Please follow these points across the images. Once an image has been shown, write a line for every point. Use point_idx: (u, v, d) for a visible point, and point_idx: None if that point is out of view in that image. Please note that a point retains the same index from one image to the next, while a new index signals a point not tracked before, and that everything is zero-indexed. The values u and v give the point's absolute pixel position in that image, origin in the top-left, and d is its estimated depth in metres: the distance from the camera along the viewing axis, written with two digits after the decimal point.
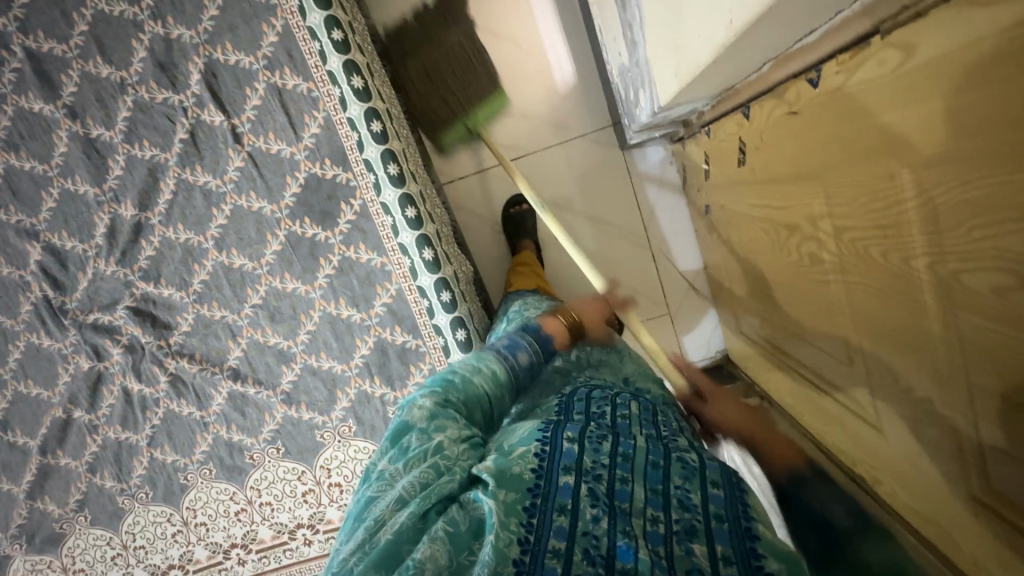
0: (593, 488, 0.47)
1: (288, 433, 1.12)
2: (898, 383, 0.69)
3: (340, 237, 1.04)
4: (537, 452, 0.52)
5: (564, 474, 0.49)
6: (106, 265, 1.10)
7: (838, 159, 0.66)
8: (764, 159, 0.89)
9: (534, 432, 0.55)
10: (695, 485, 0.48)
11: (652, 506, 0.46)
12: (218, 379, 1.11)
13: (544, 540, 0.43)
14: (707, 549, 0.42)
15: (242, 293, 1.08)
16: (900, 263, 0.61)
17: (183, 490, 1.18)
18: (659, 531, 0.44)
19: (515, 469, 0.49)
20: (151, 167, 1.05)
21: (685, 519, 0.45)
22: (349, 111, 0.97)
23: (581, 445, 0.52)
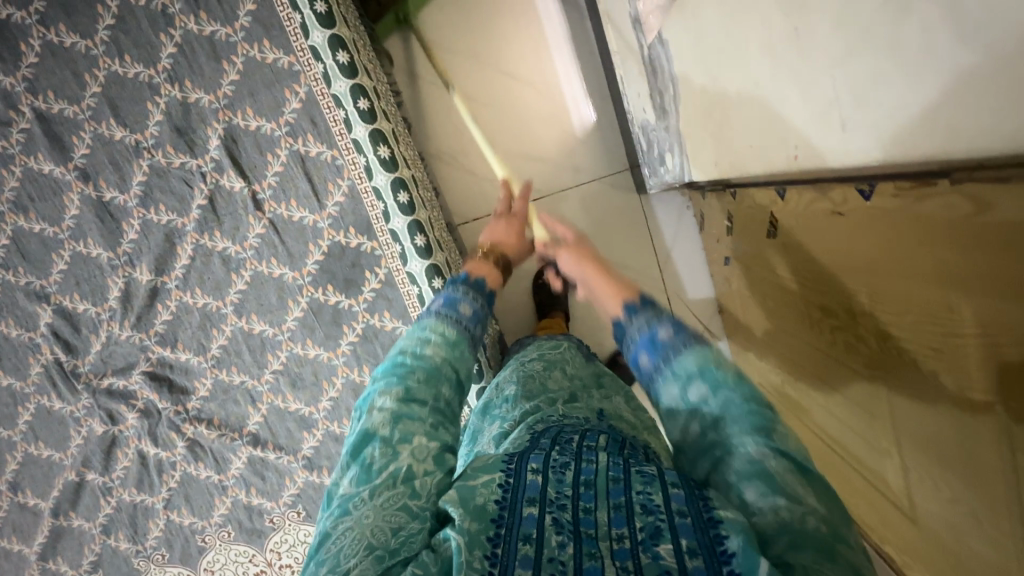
0: (558, 517, 0.45)
1: (309, 497, 1.11)
2: (941, 491, 0.69)
3: (364, 305, 1.02)
4: (500, 479, 0.49)
5: (527, 505, 0.46)
6: (121, 329, 1.07)
7: (889, 272, 0.65)
8: (798, 240, 0.88)
9: (497, 460, 0.52)
10: (655, 488, 0.48)
11: (617, 524, 0.44)
12: (237, 444, 1.09)
13: (510, 569, 0.41)
14: (673, 547, 0.42)
15: (262, 359, 1.06)
16: (954, 389, 0.60)
17: (201, 552, 1.16)
18: (625, 547, 0.42)
19: (478, 500, 0.47)
20: (167, 232, 1.02)
21: (648, 523, 0.44)
22: (375, 179, 0.95)
23: (546, 471, 0.50)
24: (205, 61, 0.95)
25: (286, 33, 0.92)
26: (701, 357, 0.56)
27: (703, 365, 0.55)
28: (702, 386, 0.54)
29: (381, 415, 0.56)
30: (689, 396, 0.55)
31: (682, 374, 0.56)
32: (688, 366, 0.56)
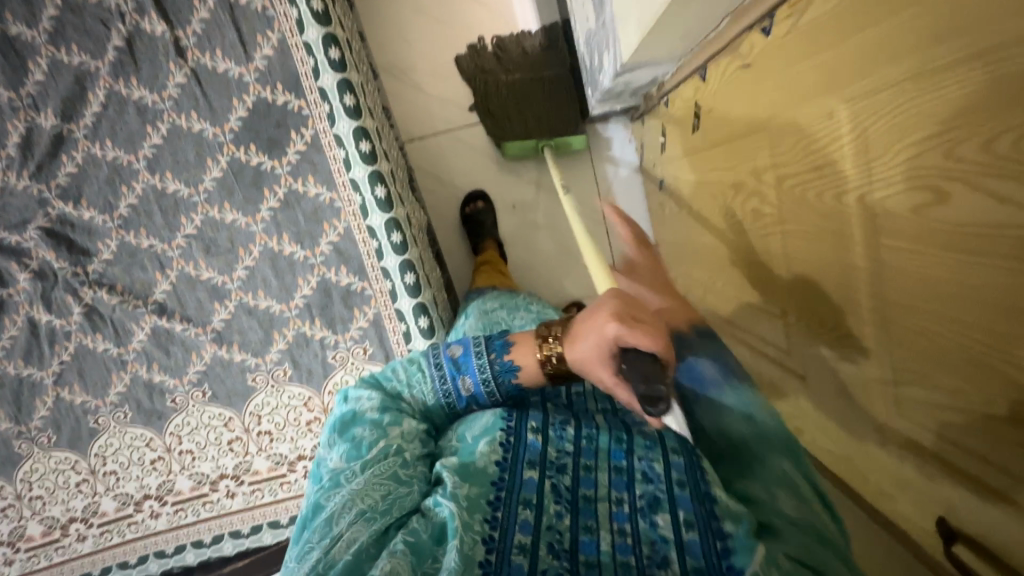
0: (557, 484, 0.53)
1: (216, 376, 1.05)
2: (825, 327, 0.73)
3: (288, 168, 0.99)
4: (501, 441, 0.58)
5: (529, 471, 0.54)
6: (18, 180, 0.99)
7: (781, 104, 0.70)
8: (715, 120, 0.92)
9: (499, 424, 0.61)
10: (658, 454, 0.55)
11: (616, 489, 0.52)
12: (141, 313, 1.03)
13: (509, 535, 0.47)
14: (670, 518, 0.47)
15: (174, 222, 1.01)
16: (833, 203, 0.64)
17: (93, 435, 1.08)
18: (622, 511, 0.49)
19: (482, 468, 0.55)
20: (78, 75, 0.96)
21: (647, 493, 0.50)
22: (306, 33, 0.90)
23: (546, 437, 0.59)
24: None
25: None
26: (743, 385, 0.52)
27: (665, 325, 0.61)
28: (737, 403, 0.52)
29: (369, 402, 0.64)
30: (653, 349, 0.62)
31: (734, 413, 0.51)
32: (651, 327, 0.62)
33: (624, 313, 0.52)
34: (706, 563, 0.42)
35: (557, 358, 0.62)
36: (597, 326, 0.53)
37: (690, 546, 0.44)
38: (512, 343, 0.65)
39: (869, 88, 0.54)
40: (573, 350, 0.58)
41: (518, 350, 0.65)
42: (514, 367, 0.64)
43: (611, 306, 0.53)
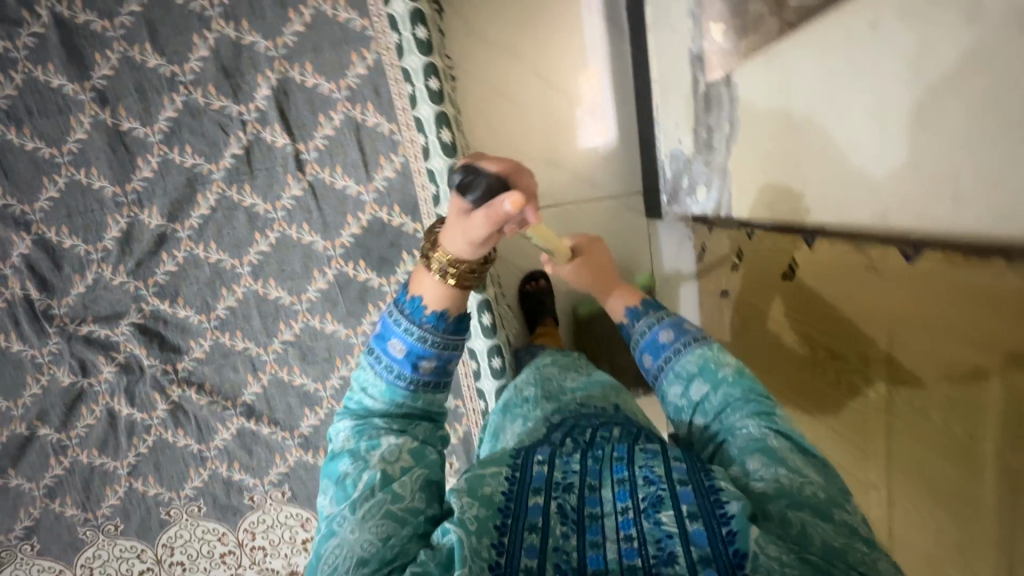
0: (563, 503, 0.46)
1: (298, 477, 1.06)
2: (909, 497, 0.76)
3: (395, 286, 0.99)
4: (507, 474, 0.50)
5: (533, 495, 0.47)
6: (112, 273, 0.97)
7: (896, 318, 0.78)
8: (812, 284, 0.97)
9: (505, 456, 0.53)
10: (658, 460, 0.49)
11: (621, 498, 0.47)
12: (229, 414, 1.02)
13: (516, 559, 0.42)
14: (674, 513, 0.44)
15: (273, 328, 1.00)
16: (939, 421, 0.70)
17: (162, 525, 1.07)
18: (629, 517, 0.45)
19: (486, 489, 0.47)
20: (190, 177, 0.94)
21: (651, 493, 0.46)
22: (431, 162, 0.93)
23: (552, 463, 0.51)
24: (269, 4, 0.88)
25: None
26: (701, 355, 0.60)
27: (701, 365, 0.59)
28: (702, 385, 0.58)
29: (348, 435, 0.53)
30: (692, 393, 0.59)
31: (683, 374, 0.60)
32: (688, 366, 0.60)
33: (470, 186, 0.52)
34: (714, 551, 0.41)
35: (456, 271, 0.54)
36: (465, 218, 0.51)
37: (695, 536, 0.42)
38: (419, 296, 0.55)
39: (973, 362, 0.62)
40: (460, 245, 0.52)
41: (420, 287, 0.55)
42: (424, 302, 0.54)
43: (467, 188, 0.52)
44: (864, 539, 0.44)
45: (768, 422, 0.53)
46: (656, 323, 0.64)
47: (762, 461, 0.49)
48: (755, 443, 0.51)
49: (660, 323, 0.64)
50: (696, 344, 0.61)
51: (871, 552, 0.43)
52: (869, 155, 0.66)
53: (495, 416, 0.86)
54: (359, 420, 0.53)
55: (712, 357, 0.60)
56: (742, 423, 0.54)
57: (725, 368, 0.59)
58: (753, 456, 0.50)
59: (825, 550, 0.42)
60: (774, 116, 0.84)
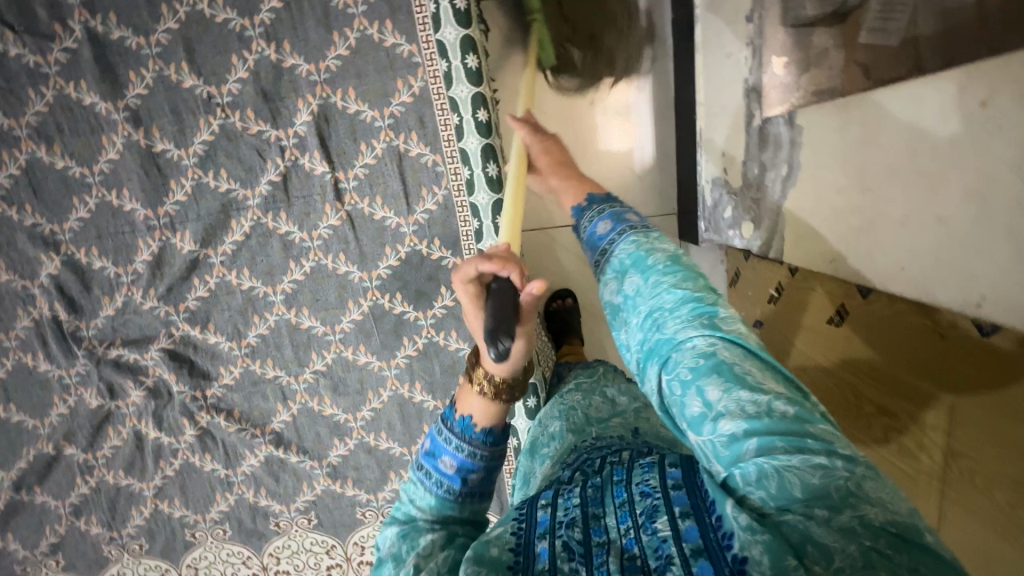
0: (569, 540, 0.41)
1: (325, 506, 1.04)
2: None
3: (431, 320, 0.96)
4: (511, 527, 0.45)
5: (539, 540, 0.42)
6: (143, 297, 0.94)
7: None
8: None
9: (511, 511, 0.47)
10: (655, 470, 0.45)
11: (623, 519, 0.41)
12: (257, 442, 1.00)
13: None
14: (667, 518, 0.39)
15: (304, 357, 0.97)
16: None
17: (187, 547, 1.06)
18: (631, 535, 0.40)
19: (492, 551, 0.42)
20: (225, 202, 0.91)
21: (646, 503, 0.41)
22: (475, 197, 0.90)
23: (554, 504, 0.46)
24: (312, 26, 0.84)
25: (413, 19, 0.83)
26: (633, 243, 0.56)
27: (635, 259, 0.54)
28: (635, 277, 0.53)
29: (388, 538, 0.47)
30: (626, 289, 0.53)
31: (619, 268, 0.55)
32: (623, 260, 0.55)
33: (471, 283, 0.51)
34: (705, 543, 0.36)
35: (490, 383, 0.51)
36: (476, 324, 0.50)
37: (686, 533, 0.37)
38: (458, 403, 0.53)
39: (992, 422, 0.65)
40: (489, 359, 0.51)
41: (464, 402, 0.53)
42: (472, 420, 0.51)
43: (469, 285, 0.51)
44: (842, 457, 0.37)
45: (717, 329, 0.45)
46: (597, 217, 0.63)
47: (721, 384, 0.41)
48: (709, 360, 0.43)
49: (600, 217, 0.62)
50: (635, 234, 0.57)
51: (850, 471, 0.36)
52: (961, 233, 0.59)
53: (523, 458, 0.81)
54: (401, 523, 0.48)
55: (648, 251, 0.54)
56: (686, 335, 0.45)
57: (659, 258, 0.53)
58: (709, 379, 0.42)
59: (806, 493, 0.35)
60: (846, 141, 0.74)
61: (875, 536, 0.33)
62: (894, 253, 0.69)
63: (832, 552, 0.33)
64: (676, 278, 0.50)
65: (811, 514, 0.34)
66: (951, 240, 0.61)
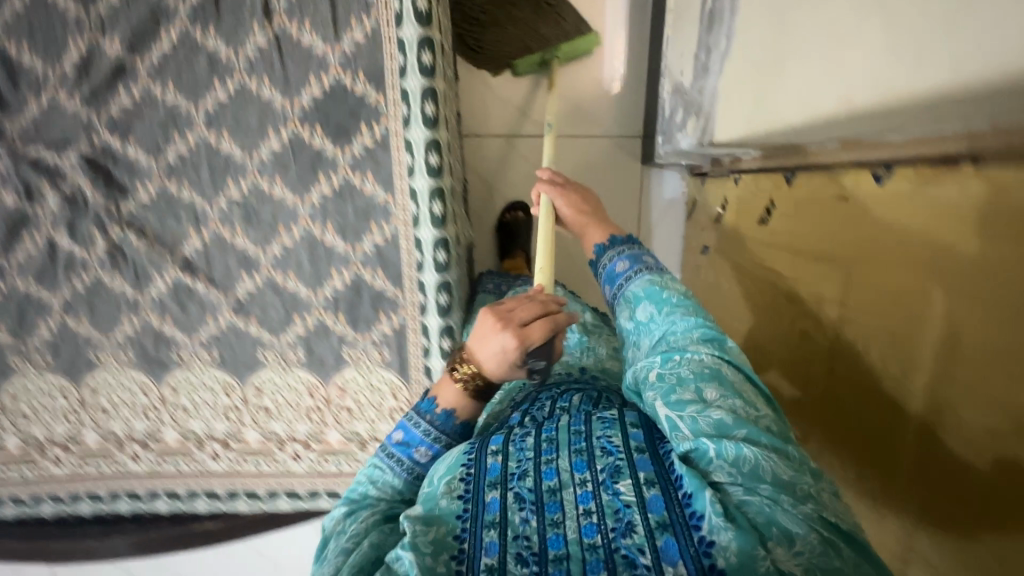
0: (519, 490, 0.55)
1: (227, 342, 1.04)
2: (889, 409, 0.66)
3: (349, 159, 0.95)
4: (462, 475, 0.58)
5: (490, 488, 0.56)
6: (68, 99, 0.95)
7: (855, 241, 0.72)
8: (787, 226, 0.91)
9: (459, 457, 0.60)
10: (616, 430, 0.60)
11: (583, 501, 0.53)
12: (167, 265, 1.01)
13: (476, 560, 0.50)
14: (631, 483, 0.53)
15: (220, 183, 0.97)
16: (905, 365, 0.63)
17: (90, 367, 1.07)
18: (588, 490, 0.54)
19: (442, 503, 0.55)
20: (155, 8, 0.91)
21: (609, 463, 0.56)
22: (402, 31, 0.87)
23: (506, 454, 0.59)
24: None
25: None
26: (649, 282, 0.71)
27: (648, 289, 0.70)
28: (649, 306, 0.69)
29: (335, 520, 0.61)
30: (640, 314, 0.69)
31: (632, 296, 0.71)
32: (637, 292, 0.71)
33: (495, 311, 0.61)
34: (669, 518, 0.50)
35: (476, 387, 0.63)
36: (500, 346, 0.59)
37: (652, 504, 0.52)
38: (434, 394, 0.66)
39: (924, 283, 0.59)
40: (488, 370, 0.61)
41: (442, 389, 0.66)
42: (450, 411, 0.64)
43: (494, 314, 0.61)
44: (812, 473, 0.55)
45: (722, 353, 0.62)
46: (615, 257, 0.76)
47: (718, 391, 0.58)
48: (710, 370, 0.59)
49: (619, 256, 0.76)
50: (647, 273, 0.72)
51: (817, 485, 0.53)
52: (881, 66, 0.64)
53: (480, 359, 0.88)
54: (348, 506, 0.62)
55: (660, 283, 0.70)
56: (695, 348, 0.62)
57: (670, 291, 0.69)
58: (710, 384, 0.58)
59: (774, 483, 0.51)
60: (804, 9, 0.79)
61: (828, 529, 0.50)
62: (848, 110, 0.71)
63: (793, 535, 0.48)
64: (685, 308, 0.67)
65: (777, 500, 0.50)
66: (877, 75, 0.65)
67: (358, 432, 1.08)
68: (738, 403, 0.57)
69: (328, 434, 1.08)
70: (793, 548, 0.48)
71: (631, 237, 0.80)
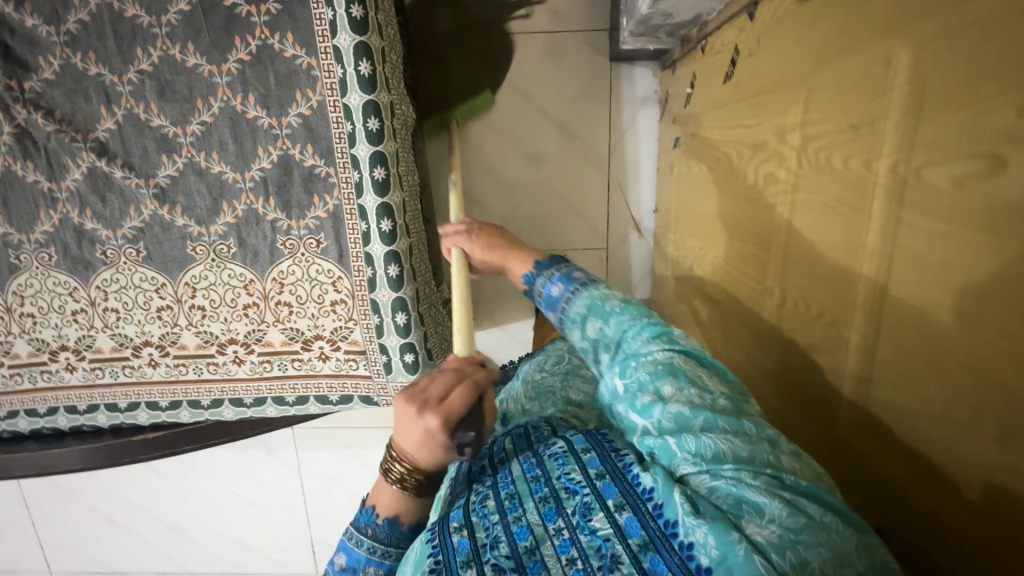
0: (497, 562, 0.43)
1: (153, 236, 0.96)
2: (849, 240, 0.56)
3: (265, 17, 0.86)
4: (429, 567, 0.45)
5: (464, 568, 0.43)
6: None
7: (816, 50, 0.62)
8: (753, 67, 0.81)
9: (422, 547, 0.47)
10: (572, 463, 0.49)
11: (564, 549, 0.43)
12: (79, 149, 0.93)
13: None
14: (607, 516, 0.44)
15: (128, 53, 0.89)
16: (863, 169, 0.54)
17: (12, 271, 1.00)
18: (565, 538, 0.44)
19: None
20: None
21: (578, 501, 0.46)
22: None
23: (473, 526, 0.47)
24: None
25: None
26: (590, 296, 0.60)
27: (591, 305, 0.59)
28: (596, 321, 0.57)
29: None
30: (590, 333, 0.58)
31: (577, 317, 0.59)
32: (579, 310, 0.59)
33: (409, 395, 0.59)
34: (648, 534, 0.41)
35: (414, 479, 0.60)
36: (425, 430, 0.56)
37: (629, 527, 0.42)
38: (373, 503, 0.62)
39: (886, 51, 0.50)
40: (421, 459, 0.58)
41: (377, 494, 0.63)
42: (388, 518, 0.61)
43: (406, 397, 0.58)
44: (770, 439, 0.45)
45: (673, 345, 0.52)
46: (551, 280, 0.65)
47: (675, 384, 0.48)
48: (664, 366, 0.49)
49: (553, 279, 0.65)
50: (586, 288, 0.61)
51: (775, 450, 0.44)
52: None
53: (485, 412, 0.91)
54: None
55: (601, 295, 0.59)
56: (646, 349, 0.52)
57: (613, 301, 0.58)
58: (665, 381, 0.48)
59: (737, 461, 0.42)
60: None
61: (790, 490, 0.41)
62: None
63: (760, 504, 0.39)
64: (632, 313, 0.56)
65: (743, 476, 0.41)
66: None
67: (301, 330, 0.99)
68: (692, 390, 0.47)
69: (269, 334, 1.00)
70: (766, 518, 0.39)
71: (558, 257, 0.70)
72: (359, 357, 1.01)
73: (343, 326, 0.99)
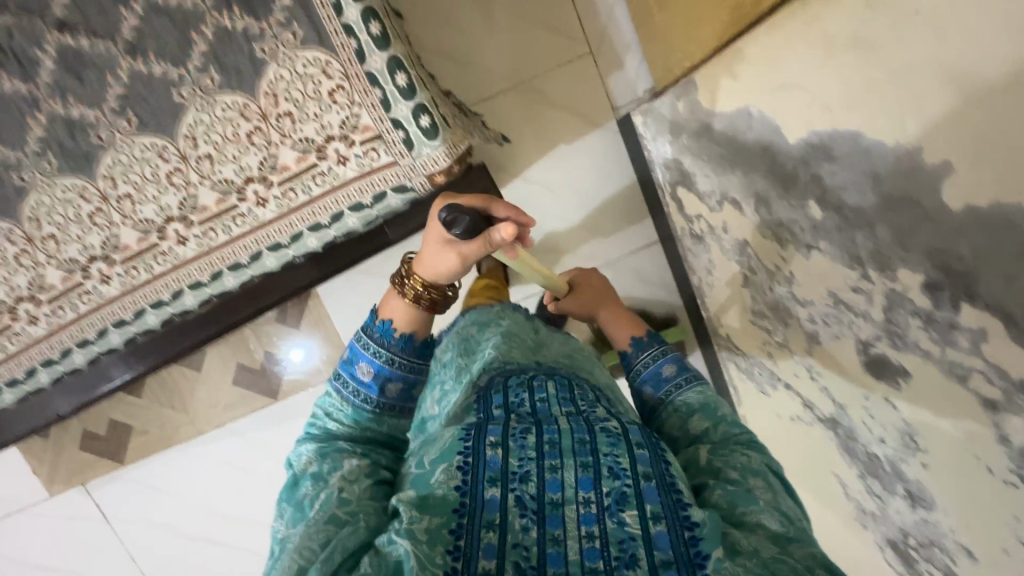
0: (521, 495, 0.49)
1: (138, 97, 0.94)
2: None
3: None
4: (458, 463, 0.52)
5: (490, 485, 0.50)
6: None
7: None
8: None
9: (453, 445, 0.54)
10: (622, 449, 0.53)
11: (585, 521, 0.48)
12: (40, 32, 0.89)
13: (473, 561, 0.46)
14: (638, 514, 0.48)
15: None
16: None
17: (20, 194, 0.97)
18: (592, 513, 0.48)
19: (437, 494, 0.50)
20: None
21: (616, 488, 0.50)
22: None
23: (507, 450, 0.52)
24: None
25: None
26: (703, 395, 0.71)
27: (704, 402, 0.70)
28: (704, 419, 0.67)
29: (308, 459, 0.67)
30: (691, 426, 0.67)
31: (686, 406, 0.70)
32: (691, 400, 0.70)
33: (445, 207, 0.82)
34: (675, 555, 0.46)
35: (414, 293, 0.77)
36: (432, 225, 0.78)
37: (658, 540, 0.47)
38: (391, 320, 0.77)
39: None
40: (423, 264, 0.77)
41: (389, 312, 0.78)
42: (394, 326, 0.76)
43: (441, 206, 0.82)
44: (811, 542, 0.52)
45: (771, 463, 0.60)
46: (661, 358, 0.79)
47: (764, 483, 0.57)
48: (757, 468, 0.58)
49: (664, 358, 0.79)
50: (695, 383, 0.73)
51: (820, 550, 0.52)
52: None
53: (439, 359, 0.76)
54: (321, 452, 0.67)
55: (712, 399, 0.70)
56: (750, 454, 0.61)
57: (722, 408, 0.69)
58: (755, 475, 0.57)
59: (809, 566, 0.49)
60: None
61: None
62: None
63: None
64: (740, 428, 0.66)
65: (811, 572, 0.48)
66: None
67: (311, 138, 0.95)
68: (773, 480, 0.58)
69: (282, 156, 0.96)
70: None
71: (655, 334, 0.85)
72: (377, 144, 0.95)
73: (349, 116, 0.94)
